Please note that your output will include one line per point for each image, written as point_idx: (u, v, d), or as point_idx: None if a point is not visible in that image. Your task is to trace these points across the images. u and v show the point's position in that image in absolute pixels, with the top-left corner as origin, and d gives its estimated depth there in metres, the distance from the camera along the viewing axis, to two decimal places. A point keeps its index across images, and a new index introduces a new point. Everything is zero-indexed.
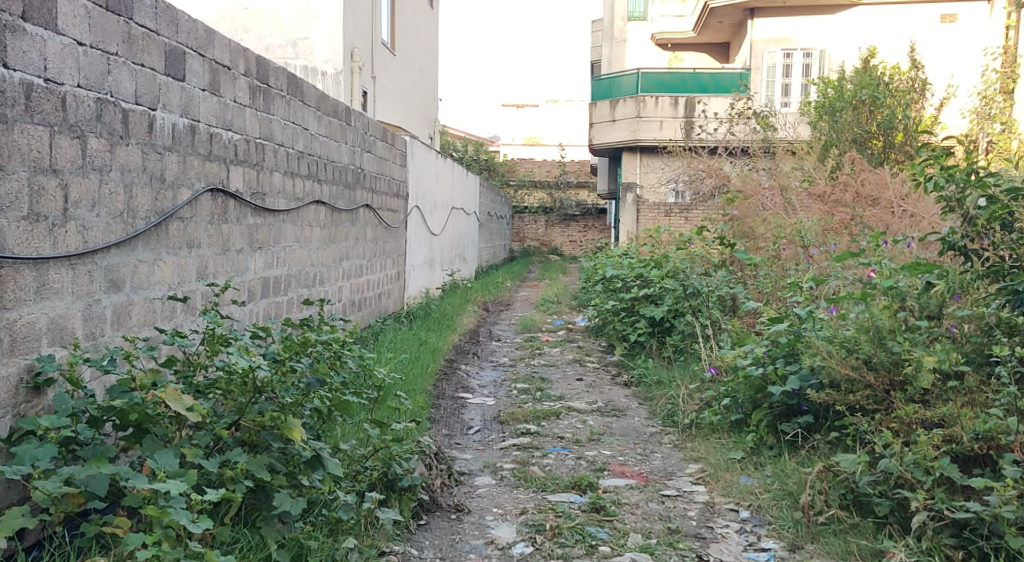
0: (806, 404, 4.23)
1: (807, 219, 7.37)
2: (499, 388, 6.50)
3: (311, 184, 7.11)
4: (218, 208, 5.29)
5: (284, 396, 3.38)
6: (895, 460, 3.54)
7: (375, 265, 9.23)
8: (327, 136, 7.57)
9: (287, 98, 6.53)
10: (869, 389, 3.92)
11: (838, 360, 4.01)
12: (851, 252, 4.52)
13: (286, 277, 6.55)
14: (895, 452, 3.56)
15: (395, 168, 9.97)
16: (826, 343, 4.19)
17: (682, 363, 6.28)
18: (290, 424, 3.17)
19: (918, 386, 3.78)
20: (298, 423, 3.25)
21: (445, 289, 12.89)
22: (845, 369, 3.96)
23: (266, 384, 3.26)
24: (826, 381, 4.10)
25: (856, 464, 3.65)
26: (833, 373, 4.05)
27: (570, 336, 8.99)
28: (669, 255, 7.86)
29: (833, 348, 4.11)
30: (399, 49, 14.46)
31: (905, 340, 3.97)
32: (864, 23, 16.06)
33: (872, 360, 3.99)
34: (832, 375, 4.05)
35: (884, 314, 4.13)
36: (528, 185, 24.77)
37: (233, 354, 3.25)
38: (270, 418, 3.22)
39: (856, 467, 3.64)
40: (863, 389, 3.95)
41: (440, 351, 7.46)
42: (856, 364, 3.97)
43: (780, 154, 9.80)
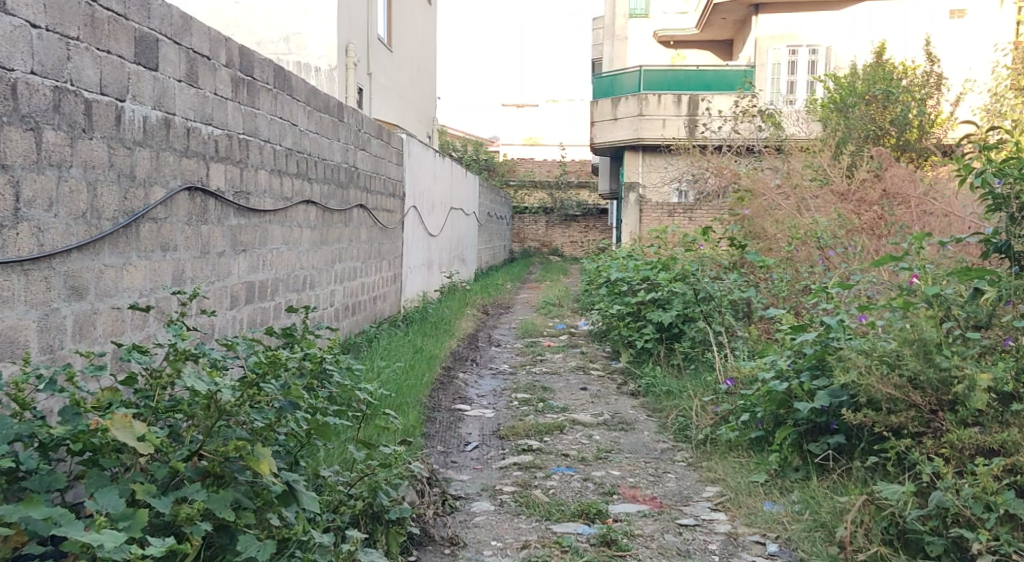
0: (837, 422, 3.90)
1: (823, 220, 6.99)
2: (499, 398, 6.13)
3: (300, 183, 6.75)
4: (196, 208, 4.93)
5: (255, 421, 3.06)
6: (951, 493, 3.24)
7: (370, 268, 8.88)
8: (318, 133, 7.21)
9: (274, 92, 6.17)
10: (915, 410, 3.58)
11: (878, 377, 3.65)
12: (892, 257, 4.08)
13: (272, 281, 6.21)
14: (950, 485, 3.26)
15: (391, 168, 9.61)
16: (861, 356, 3.83)
17: (693, 372, 5.92)
18: (257, 456, 2.86)
19: (971, 407, 3.43)
20: (268, 453, 2.93)
21: (444, 291, 12.52)
22: (887, 388, 3.60)
23: (230, 407, 2.90)
24: (864, 400, 3.74)
25: (901, 496, 3.33)
26: (870, 389, 3.69)
27: (572, 341, 8.63)
28: (677, 257, 7.50)
29: (872, 363, 3.75)
30: (396, 45, 14.11)
31: (953, 354, 3.60)
32: (872, 19, 15.72)
33: (918, 378, 3.62)
34: (871, 394, 3.69)
35: (930, 323, 3.73)
36: (528, 186, 24.43)
37: (189, 376, 2.91)
38: (236, 448, 2.87)
39: (902, 499, 3.32)
40: (908, 410, 3.60)
41: (437, 357, 7.10)
42: (900, 383, 3.61)
43: (791, 153, 9.44)
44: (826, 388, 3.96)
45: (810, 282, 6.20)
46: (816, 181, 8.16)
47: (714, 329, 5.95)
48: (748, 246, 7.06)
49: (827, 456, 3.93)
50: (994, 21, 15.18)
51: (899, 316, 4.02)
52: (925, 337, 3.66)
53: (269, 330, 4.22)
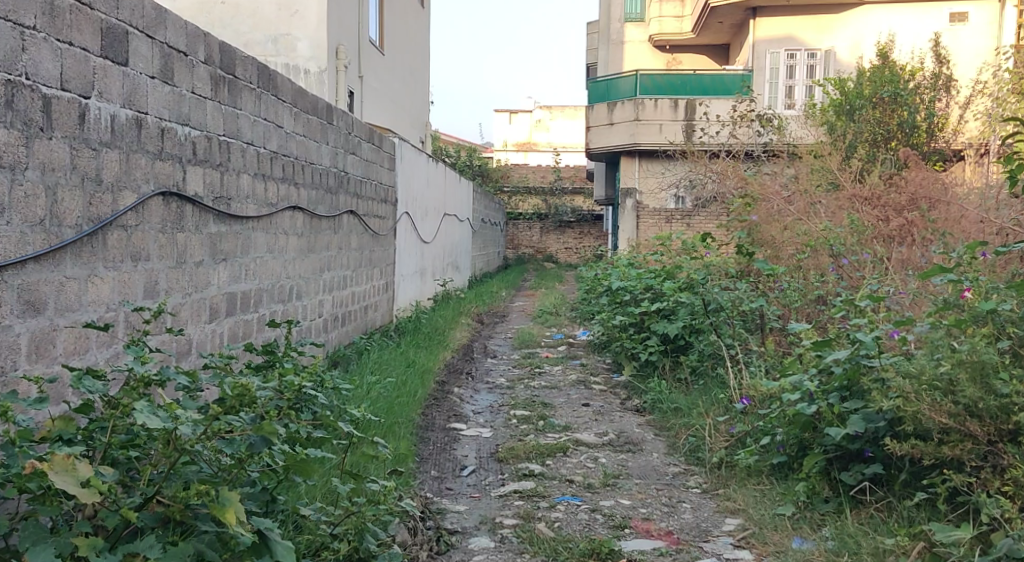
0: (871, 450, 3.64)
1: (836, 229, 6.74)
2: (496, 415, 5.80)
3: (286, 188, 6.41)
4: (172, 214, 4.59)
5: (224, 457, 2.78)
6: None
7: (361, 276, 8.52)
8: (306, 135, 6.87)
9: (258, 92, 5.83)
10: (972, 441, 3.28)
11: (930, 404, 3.35)
12: (940, 269, 3.78)
13: (256, 291, 5.87)
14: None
15: (383, 173, 9.28)
16: (906, 380, 3.51)
17: (704, 389, 5.59)
18: (222, 504, 2.52)
19: None
20: (236, 499, 2.59)
21: (437, 299, 12.18)
22: (941, 418, 3.30)
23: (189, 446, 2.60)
24: (911, 429, 3.45)
25: (958, 543, 3.07)
26: (916, 415, 3.39)
27: (571, 352, 8.29)
28: (682, 264, 7.19)
29: (918, 388, 3.44)
30: (388, 48, 13.79)
31: (1013, 379, 3.33)
32: (873, 23, 15.36)
33: (975, 406, 3.31)
34: (921, 421, 3.38)
35: (987, 345, 3.45)
36: (522, 192, 24.16)
37: (141, 410, 2.62)
38: (200, 493, 2.56)
39: (960, 547, 3.06)
40: (963, 441, 3.31)
41: (430, 371, 6.76)
42: (954, 411, 3.31)
43: (797, 159, 9.09)
44: (859, 411, 3.67)
45: (829, 294, 5.96)
46: (824, 187, 7.85)
47: (725, 343, 5.65)
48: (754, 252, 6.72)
49: (862, 486, 3.64)
50: (997, 25, 14.90)
51: (939, 332, 3.71)
52: (984, 360, 3.34)
53: (245, 346, 3.94)
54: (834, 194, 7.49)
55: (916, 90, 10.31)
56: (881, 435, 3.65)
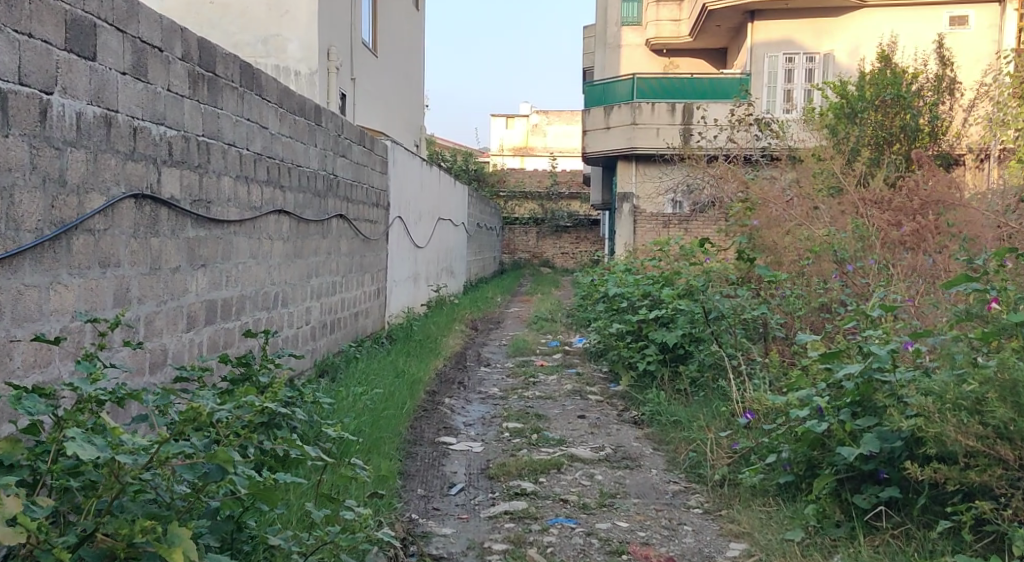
0: (888, 472, 3.44)
1: (841, 235, 6.53)
2: (488, 427, 5.59)
3: (271, 191, 6.19)
4: (145, 218, 4.36)
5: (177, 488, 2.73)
6: None
7: (351, 282, 8.29)
8: (292, 136, 6.64)
9: (240, 91, 5.59)
10: (1002, 465, 3.09)
11: (956, 425, 3.16)
12: (965, 277, 3.55)
13: (238, 299, 5.64)
14: None
15: (374, 177, 9.05)
16: (931, 400, 3.30)
17: (706, 402, 5.37)
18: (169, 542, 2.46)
19: None
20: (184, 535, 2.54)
21: (431, 306, 11.96)
22: (968, 440, 3.10)
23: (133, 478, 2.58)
24: (934, 452, 3.24)
25: None
26: (939, 436, 3.20)
27: (567, 360, 8.07)
28: (681, 270, 6.98)
29: (941, 407, 3.24)
30: (382, 50, 13.56)
31: None
32: (872, 27, 15.23)
33: (1007, 428, 3.11)
34: (945, 443, 3.18)
35: (1014, 359, 3.22)
36: (518, 196, 23.96)
37: (75, 439, 2.53)
38: (145, 531, 2.49)
39: None
40: (991, 465, 3.12)
41: (421, 381, 6.53)
42: (983, 434, 3.11)
43: (799, 163, 8.85)
44: (873, 430, 3.47)
45: (836, 304, 5.75)
46: (827, 192, 7.64)
47: (725, 354, 5.43)
48: (756, 258, 6.50)
49: (876, 510, 3.44)
50: (998, 28, 14.69)
51: (959, 344, 3.49)
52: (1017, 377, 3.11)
53: (220, 356, 3.82)
54: (837, 200, 7.28)
55: (920, 92, 10.07)
56: (898, 456, 3.45)
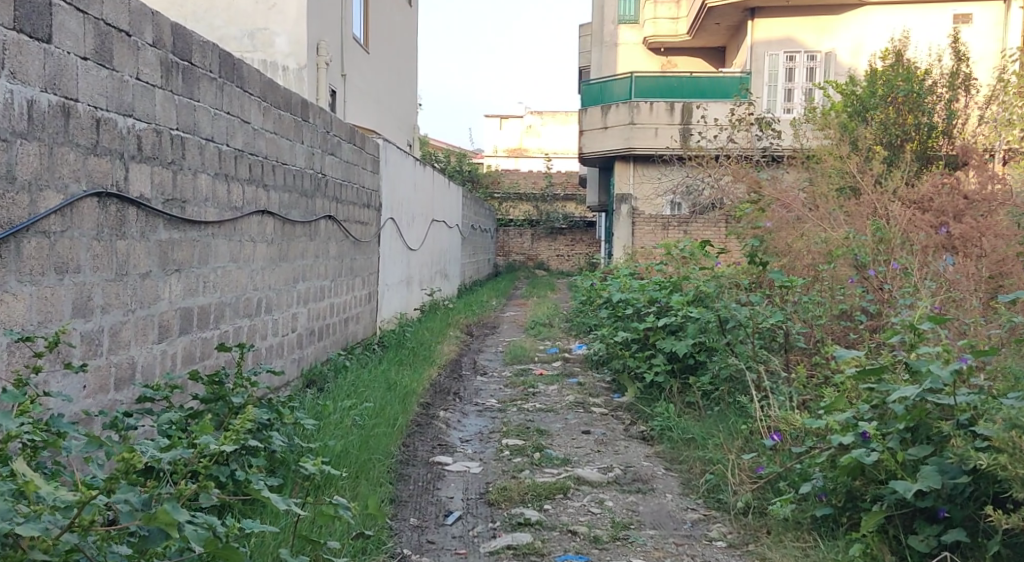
0: (946, 510, 3.14)
1: (859, 239, 6.17)
2: (487, 444, 5.21)
3: (253, 190, 5.78)
4: (110, 219, 3.96)
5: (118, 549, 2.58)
6: None
7: (341, 286, 7.90)
8: (277, 133, 6.24)
9: (219, 82, 5.18)
10: None
11: None
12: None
13: (217, 306, 5.24)
14: None
15: (365, 176, 8.66)
16: (1005, 430, 2.97)
17: (722, 419, 5.00)
18: None
19: None
20: None
21: (424, 310, 11.56)
22: None
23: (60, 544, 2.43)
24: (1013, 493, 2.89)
25: None
26: None
27: (567, 368, 7.69)
28: (690, 274, 6.59)
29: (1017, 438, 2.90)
30: (373, 47, 13.17)
31: None
32: (875, 24, 14.80)
33: None
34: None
35: None
36: (513, 198, 23.60)
37: None
38: None
39: None
40: None
41: (414, 392, 6.14)
42: None
43: (809, 164, 8.48)
44: (930, 460, 3.16)
45: (860, 313, 5.40)
46: (842, 194, 7.29)
47: (740, 366, 5.05)
48: (770, 261, 6.10)
49: (938, 554, 3.12)
50: (1003, 27, 14.43)
51: None
52: None
53: (189, 374, 3.52)
54: (853, 203, 6.93)
55: (934, 87, 9.69)
56: (960, 493, 3.12)
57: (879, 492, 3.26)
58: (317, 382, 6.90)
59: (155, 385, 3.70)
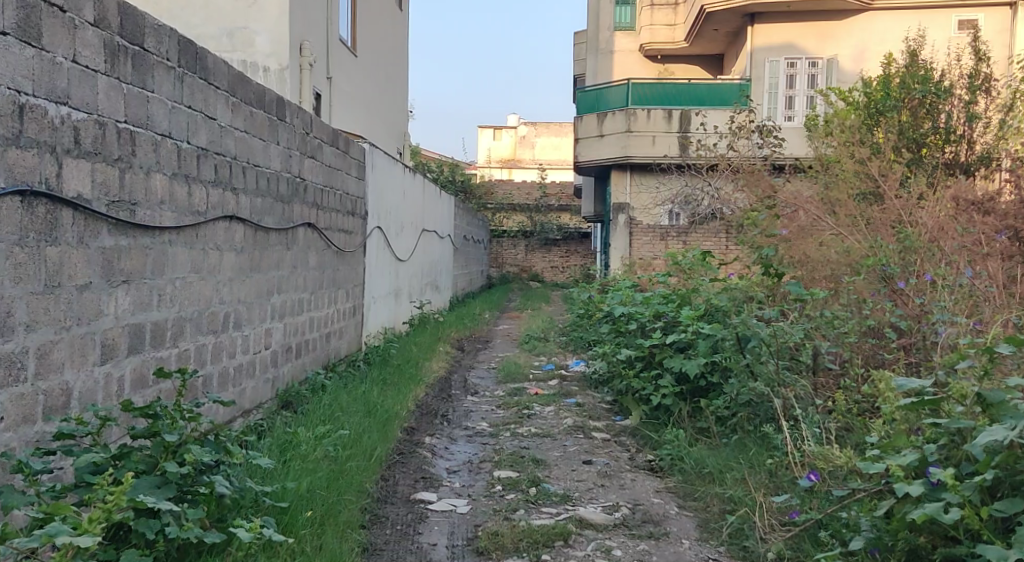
0: None
1: (885, 249, 5.65)
2: (477, 477, 4.67)
3: (220, 194, 5.24)
4: (39, 222, 3.52)
5: None
6: None
7: (322, 299, 7.34)
8: (248, 131, 5.69)
9: (177, 72, 4.63)
10: None
11: None
12: None
13: (176, 322, 4.70)
14: None
15: (350, 182, 8.13)
16: None
17: (743, 453, 4.47)
18: None
19: None
20: None
21: (414, 323, 11.00)
22: None
23: None
24: None
25: None
26: None
27: (563, 387, 7.14)
28: (699, 287, 6.07)
29: None
30: (362, 50, 12.66)
31: None
32: (878, 31, 14.39)
33: None
34: None
35: None
36: (506, 209, 23.11)
37: None
38: None
39: None
40: None
41: (396, 416, 5.59)
42: None
43: (821, 173, 7.99)
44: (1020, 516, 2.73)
45: (890, 329, 4.89)
46: (860, 202, 6.78)
47: (759, 389, 4.51)
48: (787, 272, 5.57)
49: None
50: (1009, 33, 13.94)
51: None
52: None
53: (121, 404, 3.13)
54: (874, 211, 6.41)
55: (950, 90, 9.19)
56: None
57: (953, 552, 2.80)
58: (294, 404, 6.34)
59: (80, 419, 3.26)
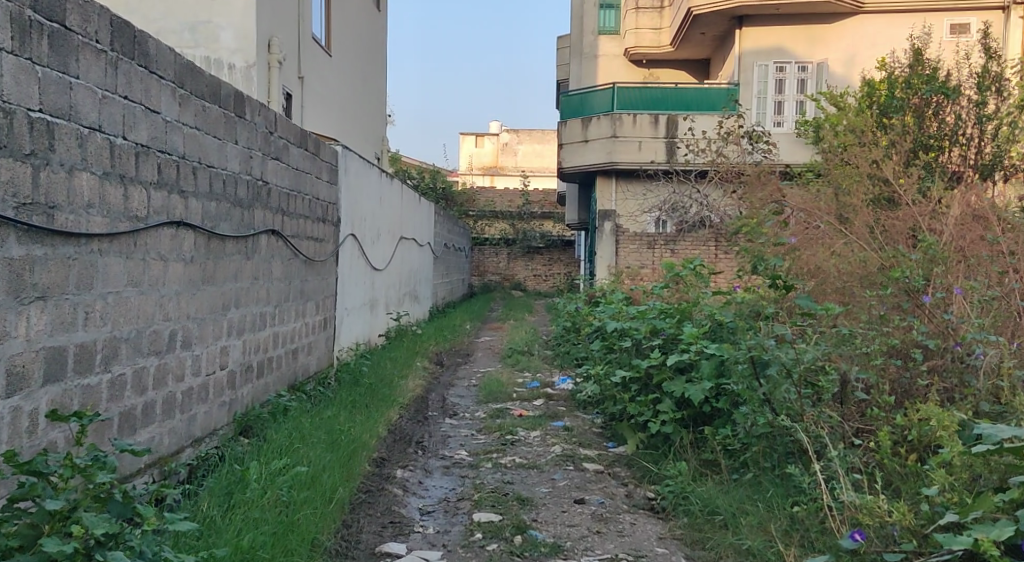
0: None
1: (907, 259, 5.09)
2: (453, 521, 4.11)
3: (165, 197, 4.64)
4: None
5: None
6: None
7: (288, 313, 6.74)
8: (199, 128, 5.07)
9: (109, 57, 4.03)
10: None
11: None
12: None
13: (109, 343, 4.10)
14: None
15: (319, 186, 7.53)
16: None
17: (759, 495, 3.94)
18: None
19: None
20: None
21: (390, 336, 10.40)
22: None
23: None
24: None
25: None
26: None
27: (549, 408, 6.58)
28: (700, 300, 5.51)
29: None
30: (337, 50, 12.09)
31: None
32: (868, 35, 13.88)
33: None
34: None
35: None
36: (488, 216, 22.59)
37: None
38: None
39: None
40: None
41: (364, 446, 5.01)
42: None
43: (825, 179, 7.46)
44: None
45: (916, 349, 4.34)
46: (870, 210, 6.25)
47: (780, 421, 4.01)
48: (797, 285, 5.01)
49: None
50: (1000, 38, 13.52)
51: None
52: None
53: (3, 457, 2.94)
54: (883, 223, 5.89)
55: None
56: None
57: None
58: (254, 429, 5.72)
59: None
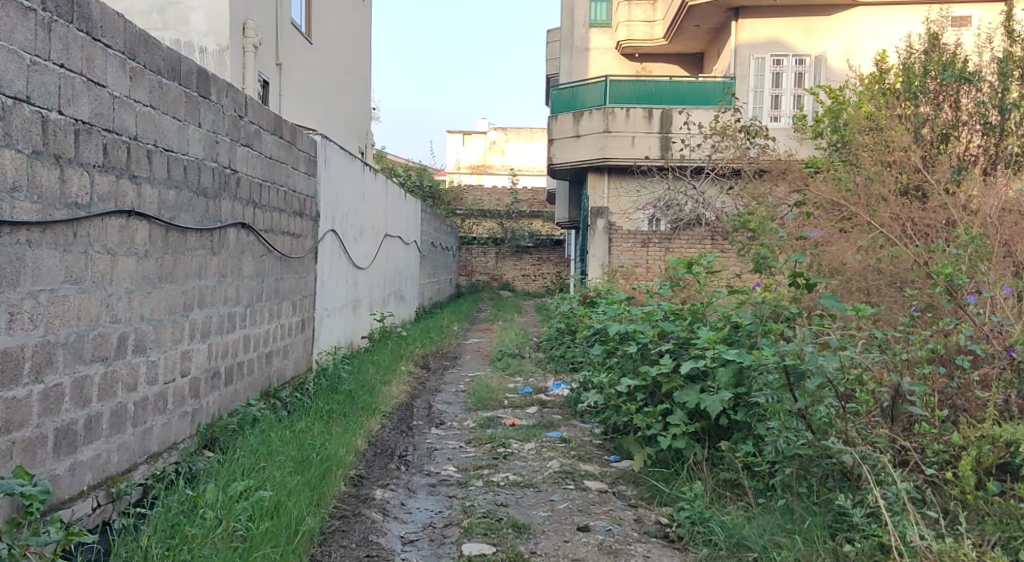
0: None
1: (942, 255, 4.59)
2: (439, 552, 3.61)
3: (118, 184, 4.11)
4: None
5: None
6: None
7: (261, 314, 6.19)
8: (157, 108, 4.52)
9: (36, 18, 3.52)
10: None
11: None
12: None
13: (41, 349, 3.59)
14: None
15: (295, 177, 6.96)
16: None
17: (793, 526, 3.52)
18: None
19: None
20: None
21: (374, 338, 9.85)
22: None
23: None
24: None
25: None
26: None
27: (543, 417, 6.05)
28: (712, 301, 5.00)
29: None
30: (318, 37, 11.54)
31: None
32: (867, 27, 13.42)
33: None
34: None
35: None
36: (476, 214, 22.04)
37: None
38: None
39: None
40: None
41: (340, 464, 4.47)
42: None
43: (838, 170, 6.96)
44: None
45: (963, 355, 3.82)
46: (892, 203, 5.73)
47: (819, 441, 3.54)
48: (823, 285, 4.49)
49: None
50: None
51: None
52: None
53: None
54: (911, 217, 5.37)
55: None
56: None
57: None
58: (221, 442, 5.18)
59: None
